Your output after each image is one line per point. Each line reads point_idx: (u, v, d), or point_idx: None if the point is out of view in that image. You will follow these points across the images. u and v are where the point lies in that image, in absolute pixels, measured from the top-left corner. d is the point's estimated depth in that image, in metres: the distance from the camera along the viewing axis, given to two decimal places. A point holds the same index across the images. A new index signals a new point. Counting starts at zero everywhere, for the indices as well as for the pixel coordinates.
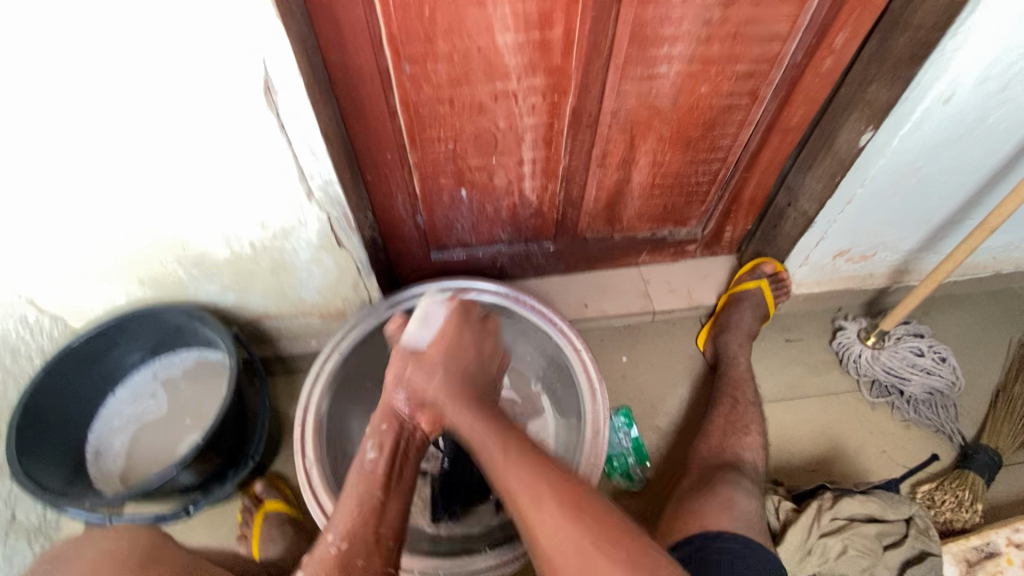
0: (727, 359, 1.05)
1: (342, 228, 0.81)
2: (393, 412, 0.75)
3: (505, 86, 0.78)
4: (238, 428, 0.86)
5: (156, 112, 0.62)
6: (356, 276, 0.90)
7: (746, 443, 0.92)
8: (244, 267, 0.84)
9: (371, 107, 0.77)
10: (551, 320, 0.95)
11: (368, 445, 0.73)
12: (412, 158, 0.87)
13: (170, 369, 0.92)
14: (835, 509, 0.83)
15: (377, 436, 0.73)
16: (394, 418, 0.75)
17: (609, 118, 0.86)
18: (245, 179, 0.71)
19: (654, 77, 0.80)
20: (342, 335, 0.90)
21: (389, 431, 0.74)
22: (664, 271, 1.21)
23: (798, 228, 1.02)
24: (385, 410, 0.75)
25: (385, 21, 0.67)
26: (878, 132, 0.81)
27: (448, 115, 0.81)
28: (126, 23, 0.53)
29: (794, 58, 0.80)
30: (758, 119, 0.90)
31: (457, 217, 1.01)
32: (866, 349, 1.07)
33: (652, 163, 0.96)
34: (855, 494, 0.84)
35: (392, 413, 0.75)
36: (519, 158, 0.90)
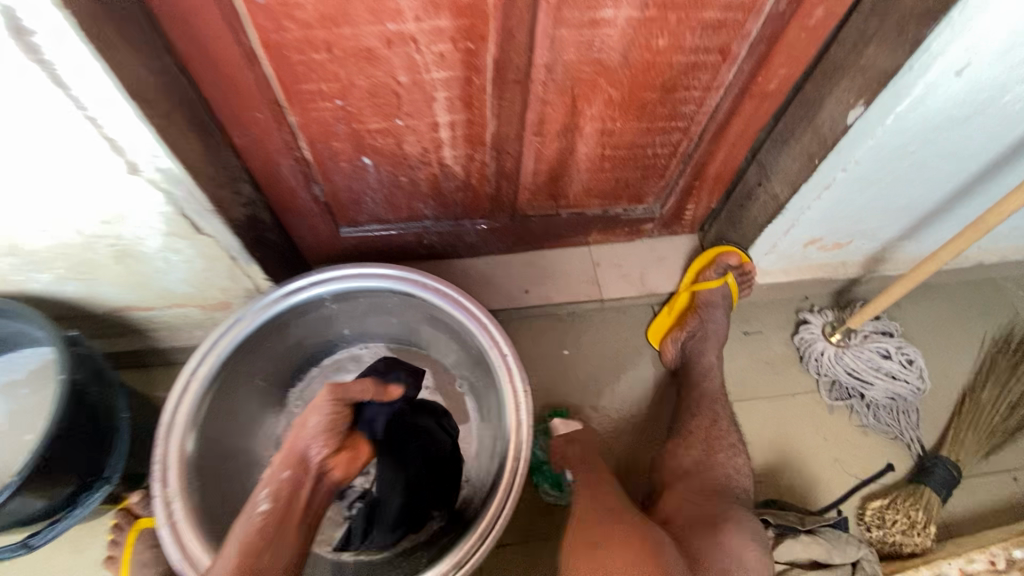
0: (699, 369, 0.92)
1: (194, 211, 0.63)
2: (300, 460, 0.64)
3: (400, 28, 0.59)
4: (88, 448, 0.70)
5: None
6: (231, 264, 0.74)
7: (738, 465, 0.79)
8: (77, 257, 0.67)
9: (219, 50, 0.58)
10: (475, 315, 0.79)
11: (262, 494, 0.61)
12: (292, 117, 0.68)
13: (9, 372, 0.76)
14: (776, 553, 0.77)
15: (273, 480, 0.62)
16: (300, 465, 0.64)
17: (543, 74, 0.68)
18: (44, 156, 0.53)
19: (599, 23, 0.62)
20: (219, 334, 0.74)
21: (291, 480, 0.62)
22: (617, 253, 1.07)
23: (766, 214, 0.88)
24: (288, 453, 0.64)
25: None
26: (871, 107, 0.65)
27: (328, 64, 0.62)
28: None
29: (775, 7, 0.63)
30: (728, 81, 0.73)
31: (364, 188, 0.83)
32: (829, 346, 0.98)
33: (600, 131, 0.79)
34: (800, 536, 0.78)
35: (300, 460, 0.64)
36: (433, 120, 0.72)
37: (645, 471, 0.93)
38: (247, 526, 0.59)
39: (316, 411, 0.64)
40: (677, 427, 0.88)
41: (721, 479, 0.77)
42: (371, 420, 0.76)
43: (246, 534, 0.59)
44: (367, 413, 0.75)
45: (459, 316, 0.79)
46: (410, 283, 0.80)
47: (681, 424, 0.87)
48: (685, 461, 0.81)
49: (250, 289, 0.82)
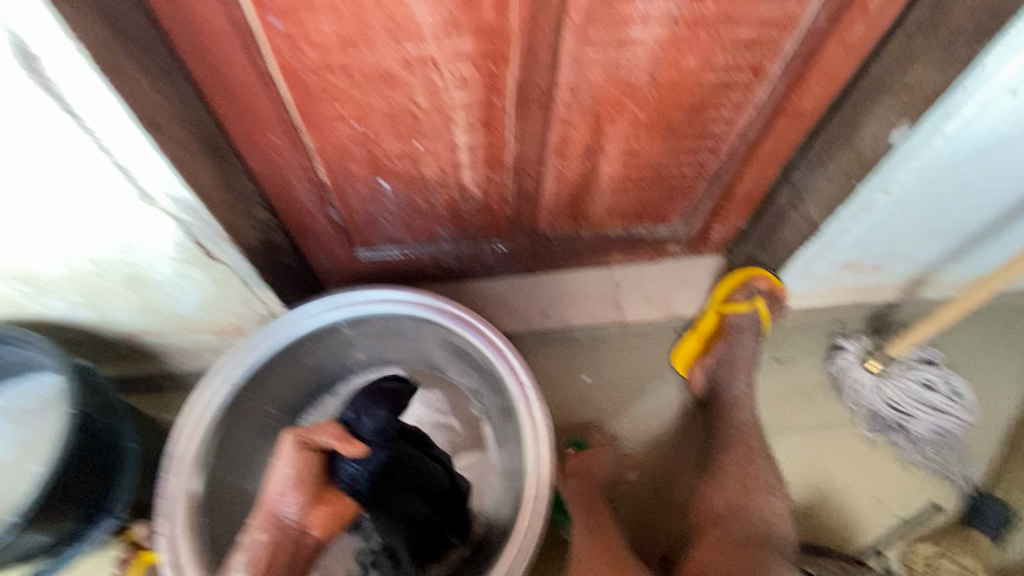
0: (728, 398, 0.86)
1: (208, 238, 0.62)
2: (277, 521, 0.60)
3: (421, 51, 0.57)
4: (92, 475, 0.69)
5: None
6: (245, 290, 0.72)
7: (777, 507, 0.74)
8: (92, 284, 0.66)
9: (237, 76, 0.56)
10: (493, 341, 0.77)
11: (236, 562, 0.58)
12: (310, 140, 0.67)
13: (19, 400, 0.73)
14: None
15: (250, 544, 0.59)
16: (277, 527, 0.60)
17: (566, 95, 0.66)
18: (58, 185, 0.52)
19: (625, 43, 0.59)
20: (231, 360, 0.74)
21: (269, 544, 0.59)
22: (638, 274, 1.03)
23: (800, 236, 0.84)
24: (267, 513, 0.61)
25: None
26: (917, 127, 0.61)
27: (345, 88, 0.60)
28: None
29: (813, 23, 0.60)
30: (760, 99, 0.70)
31: (380, 211, 0.81)
32: (867, 376, 0.91)
33: (624, 152, 0.77)
34: None
35: (276, 519, 0.61)
36: (452, 143, 0.70)
37: (675, 512, 0.88)
38: None
39: (288, 461, 0.61)
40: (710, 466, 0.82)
41: (761, 525, 0.72)
42: (352, 479, 0.66)
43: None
44: (345, 468, 0.66)
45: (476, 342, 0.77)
46: (425, 308, 0.79)
47: (712, 462, 0.81)
48: (717, 503, 0.77)
49: (263, 314, 0.80)
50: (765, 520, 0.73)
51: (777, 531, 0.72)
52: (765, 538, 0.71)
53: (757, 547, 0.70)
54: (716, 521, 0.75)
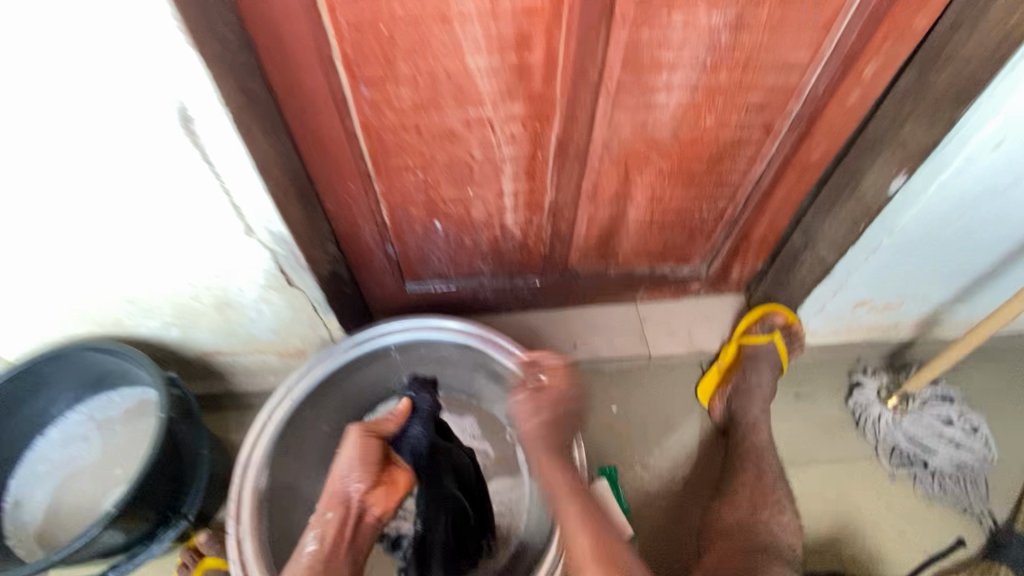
0: (745, 424, 0.94)
1: (290, 266, 0.72)
2: (342, 497, 0.67)
3: (480, 114, 0.69)
4: (172, 478, 0.76)
5: (64, 145, 0.53)
6: (313, 315, 0.82)
7: (782, 523, 0.82)
8: (186, 305, 0.76)
9: (328, 133, 0.68)
10: (532, 370, 0.84)
11: (308, 537, 0.65)
12: (378, 187, 0.78)
13: (107, 410, 0.83)
14: None
15: (320, 522, 0.66)
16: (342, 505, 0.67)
17: (600, 149, 0.76)
18: (179, 217, 0.62)
19: (652, 107, 0.70)
20: (296, 378, 0.82)
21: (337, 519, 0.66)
22: (662, 311, 1.10)
23: (814, 276, 0.90)
24: (332, 493, 0.68)
25: (336, 40, 0.58)
26: (912, 177, 0.70)
27: (414, 143, 0.72)
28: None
29: (815, 90, 0.70)
30: (772, 153, 0.79)
31: (430, 247, 0.91)
32: (886, 411, 0.96)
33: (650, 199, 0.86)
34: None
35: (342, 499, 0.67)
36: (499, 190, 0.81)
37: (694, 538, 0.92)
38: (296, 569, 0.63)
39: (349, 446, 0.70)
40: (723, 487, 0.89)
41: (767, 537, 0.80)
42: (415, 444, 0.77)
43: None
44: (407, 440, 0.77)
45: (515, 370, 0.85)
46: (471, 337, 0.87)
47: (728, 483, 0.89)
48: (728, 520, 0.84)
49: (324, 338, 0.89)
50: (770, 533, 0.80)
51: (783, 543, 0.80)
52: (770, 548, 0.79)
53: (763, 554, 0.77)
54: (725, 537, 0.82)
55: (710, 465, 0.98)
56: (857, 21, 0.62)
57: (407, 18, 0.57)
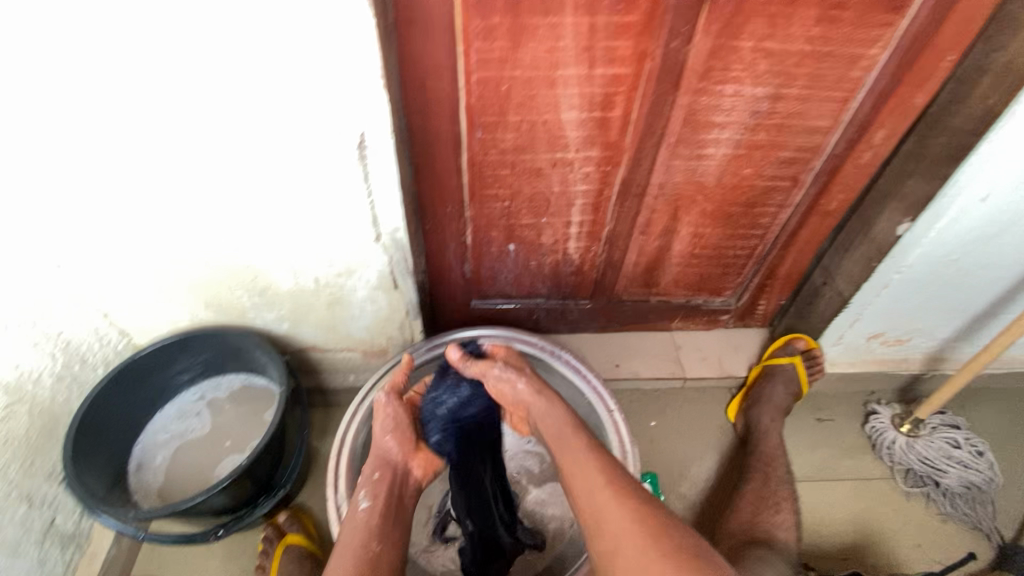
0: (758, 432, 1.04)
1: (399, 271, 0.86)
2: (386, 462, 0.77)
3: (564, 155, 0.85)
4: (274, 455, 0.86)
5: (257, 158, 0.69)
6: (404, 317, 0.95)
7: (779, 521, 0.89)
8: (303, 300, 0.89)
9: (440, 165, 0.84)
10: (586, 376, 0.97)
11: (361, 494, 0.72)
12: (468, 212, 0.94)
13: (216, 391, 0.97)
14: None
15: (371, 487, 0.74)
16: (386, 465, 0.77)
17: (656, 190, 0.92)
18: (322, 218, 0.76)
19: (702, 157, 0.87)
20: (383, 373, 0.94)
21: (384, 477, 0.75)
22: (695, 339, 1.23)
23: (833, 308, 1.04)
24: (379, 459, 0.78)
25: (465, 93, 0.76)
26: (915, 223, 0.85)
27: (508, 177, 0.88)
28: (238, 58, 0.59)
29: (835, 150, 0.87)
30: (798, 201, 0.95)
31: (501, 268, 1.06)
32: (900, 436, 1.06)
33: (693, 234, 1.01)
34: None
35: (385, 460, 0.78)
36: (568, 220, 0.96)
37: None
38: (354, 522, 0.69)
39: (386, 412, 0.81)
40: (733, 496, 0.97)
41: (764, 536, 0.87)
42: (440, 442, 0.84)
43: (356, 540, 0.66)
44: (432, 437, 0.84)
45: (569, 376, 0.98)
46: (533, 346, 1.00)
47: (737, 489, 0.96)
48: (734, 525, 0.91)
49: (406, 341, 1.02)
50: (767, 531, 0.88)
51: (779, 539, 0.87)
52: (766, 542, 0.86)
53: (753, 546, 0.85)
54: (728, 534, 0.90)
55: (732, 473, 1.08)
56: (868, 98, 0.80)
57: (523, 80, 0.75)
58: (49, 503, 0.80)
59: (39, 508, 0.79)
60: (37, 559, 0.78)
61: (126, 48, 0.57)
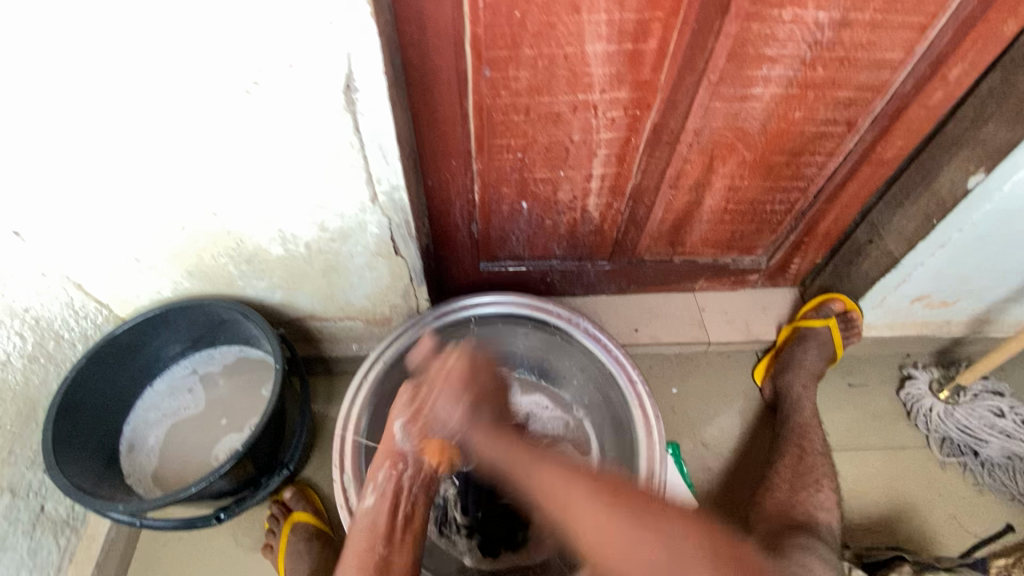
0: (789, 401, 0.98)
1: (400, 236, 0.77)
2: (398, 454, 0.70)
3: (587, 97, 0.73)
4: (276, 433, 0.80)
5: (228, 107, 0.58)
6: (407, 284, 0.87)
7: (820, 499, 0.83)
8: (296, 267, 0.80)
9: (444, 111, 0.73)
10: (607, 345, 0.89)
11: (367, 491, 0.68)
12: (476, 165, 0.83)
13: (209, 365, 0.91)
14: None
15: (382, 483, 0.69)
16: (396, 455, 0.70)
17: (691, 137, 0.80)
18: (309, 176, 0.66)
19: (747, 98, 0.75)
20: (388, 343, 0.86)
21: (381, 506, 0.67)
22: (720, 300, 1.14)
23: (879, 268, 0.94)
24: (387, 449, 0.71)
25: (471, 22, 0.63)
26: (990, 175, 0.74)
27: (521, 124, 0.77)
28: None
29: (901, 88, 0.75)
30: (851, 148, 0.83)
31: (512, 228, 0.96)
32: (938, 403, 1.00)
33: (727, 188, 0.90)
34: None
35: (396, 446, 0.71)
36: (588, 172, 0.85)
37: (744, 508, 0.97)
38: (363, 526, 0.65)
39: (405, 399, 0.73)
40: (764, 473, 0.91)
41: (802, 516, 0.81)
42: None
43: (364, 541, 0.64)
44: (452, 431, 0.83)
45: (590, 345, 0.90)
46: (550, 313, 0.92)
47: (769, 466, 0.91)
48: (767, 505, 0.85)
49: (410, 310, 0.94)
50: (807, 513, 0.81)
51: (820, 520, 0.80)
52: (807, 527, 0.79)
53: (793, 528, 0.79)
54: (766, 515, 0.84)
55: (758, 447, 1.03)
56: (951, 23, 0.67)
57: (541, 4, 0.62)
58: (35, 491, 0.75)
59: (24, 497, 0.74)
60: (29, 549, 0.74)
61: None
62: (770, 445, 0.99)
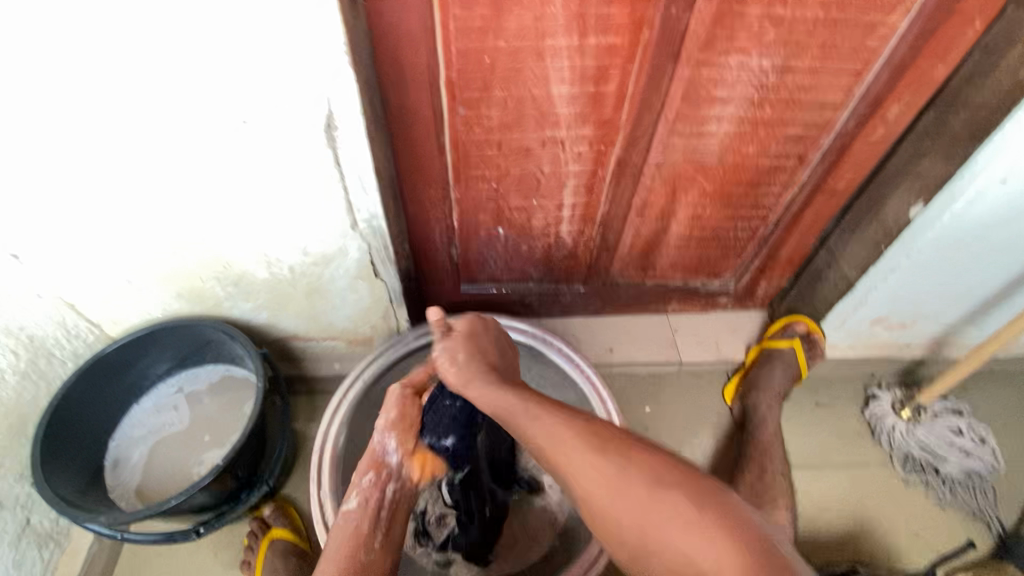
0: (755, 420, 1.01)
1: (380, 259, 0.82)
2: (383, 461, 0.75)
3: (554, 133, 0.79)
4: (255, 449, 0.82)
5: (219, 141, 0.63)
6: (387, 305, 0.91)
7: (774, 519, 0.87)
8: (281, 289, 0.84)
9: (422, 145, 0.78)
10: (578, 364, 0.93)
11: (352, 496, 0.71)
12: (454, 194, 0.88)
13: (194, 383, 0.95)
14: None
15: (361, 486, 0.72)
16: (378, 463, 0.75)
17: (654, 169, 0.86)
18: (293, 205, 0.71)
19: (703, 134, 0.81)
20: (367, 363, 0.90)
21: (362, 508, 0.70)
22: (692, 322, 1.19)
23: (837, 292, 0.99)
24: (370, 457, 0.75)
25: (445, 66, 0.69)
26: (929, 206, 0.80)
27: (494, 157, 0.82)
28: (186, 28, 0.52)
29: (845, 127, 0.81)
30: (805, 179, 0.89)
31: (490, 253, 1.01)
32: (900, 422, 1.04)
33: (691, 216, 0.96)
34: None
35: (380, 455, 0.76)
36: (559, 201, 0.91)
37: None
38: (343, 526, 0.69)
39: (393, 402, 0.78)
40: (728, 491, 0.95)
41: None
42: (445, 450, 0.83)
43: (344, 547, 0.66)
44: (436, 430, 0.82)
45: (562, 363, 0.94)
46: (524, 333, 0.96)
47: (732, 484, 0.95)
48: None
49: (391, 330, 0.98)
50: None
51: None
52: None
53: None
54: None
55: (727, 465, 1.06)
56: (884, 69, 0.73)
57: (509, 51, 0.68)
58: (21, 504, 0.78)
59: (11, 509, 0.77)
60: (13, 560, 0.77)
61: (61, 34, 0.52)
62: (735, 460, 1.03)
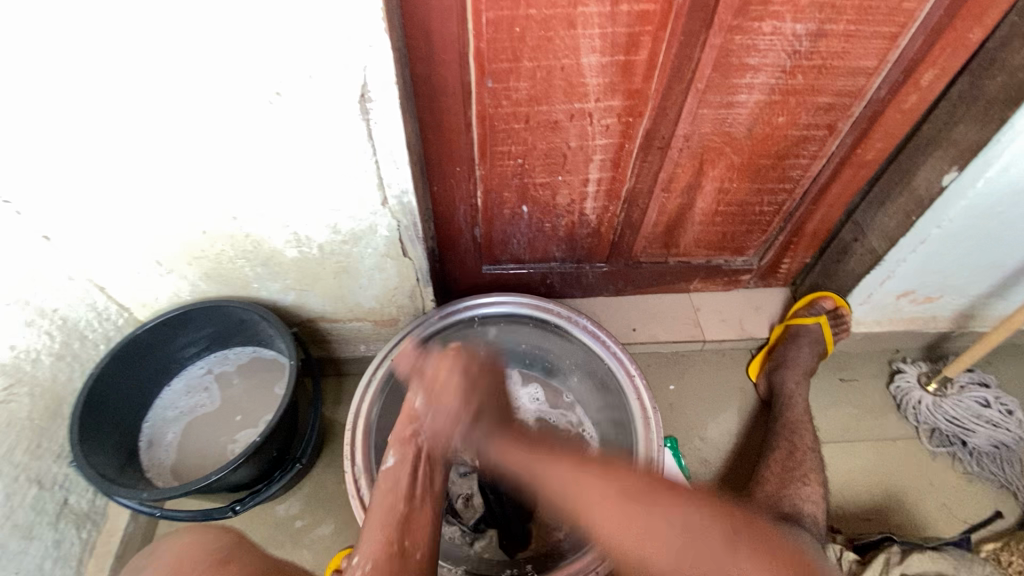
0: (783, 396, 1.01)
1: (409, 237, 0.82)
2: None
3: (583, 106, 0.78)
4: (289, 427, 0.83)
5: (252, 115, 0.63)
6: (414, 285, 0.91)
7: (806, 494, 0.87)
8: (309, 269, 0.84)
9: (449, 120, 0.78)
10: (606, 341, 0.93)
11: None
12: (479, 171, 0.87)
13: (224, 365, 0.95)
14: (904, 563, 0.81)
15: None
16: None
17: (681, 142, 0.85)
18: (322, 178, 0.70)
19: (732, 105, 0.80)
20: (394, 342, 0.89)
21: None
22: (715, 301, 1.19)
23: (864, 265, 0.99)
24: None
25: (475, 37, 0.68)
26: (963, 172, 0.78)
27: (521, 132, 0.81)
28: None
29: (877, 94, 0.80)
30: (833, 150, 0.88)
31: (514, 232, 1.00)
32: (926, 395, 1.03)
33: (717, 190, 0.95)
34: (925, 550, 0.82)
35: None
36: (585, 177, 0.90)
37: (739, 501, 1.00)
38: None
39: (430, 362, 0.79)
40: (757, 466, 0.95)
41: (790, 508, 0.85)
42: None
43: None
44: None
45: (590, 341, 0.94)
46: (553, 313, 0.96)
47: (761, 460, 0.95)
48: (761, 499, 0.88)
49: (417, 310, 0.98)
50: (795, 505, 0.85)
51: (805, 513, 0.85)
52: (794, 518, 0.84)
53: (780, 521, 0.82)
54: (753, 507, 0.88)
55: (753, 441, 1.06)
56: (919, 33, 0.72)
57: (539, 20, 0.67)
58: (60, 484, 0.79)
59: (49, 490, 0.78)
60: (53, 539, 0.78)
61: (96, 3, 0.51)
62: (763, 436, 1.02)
